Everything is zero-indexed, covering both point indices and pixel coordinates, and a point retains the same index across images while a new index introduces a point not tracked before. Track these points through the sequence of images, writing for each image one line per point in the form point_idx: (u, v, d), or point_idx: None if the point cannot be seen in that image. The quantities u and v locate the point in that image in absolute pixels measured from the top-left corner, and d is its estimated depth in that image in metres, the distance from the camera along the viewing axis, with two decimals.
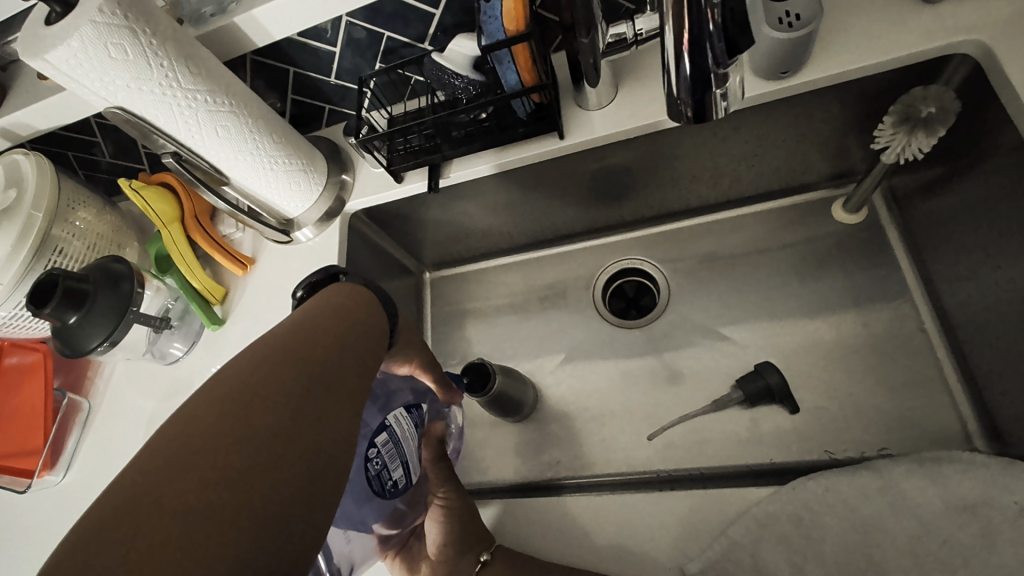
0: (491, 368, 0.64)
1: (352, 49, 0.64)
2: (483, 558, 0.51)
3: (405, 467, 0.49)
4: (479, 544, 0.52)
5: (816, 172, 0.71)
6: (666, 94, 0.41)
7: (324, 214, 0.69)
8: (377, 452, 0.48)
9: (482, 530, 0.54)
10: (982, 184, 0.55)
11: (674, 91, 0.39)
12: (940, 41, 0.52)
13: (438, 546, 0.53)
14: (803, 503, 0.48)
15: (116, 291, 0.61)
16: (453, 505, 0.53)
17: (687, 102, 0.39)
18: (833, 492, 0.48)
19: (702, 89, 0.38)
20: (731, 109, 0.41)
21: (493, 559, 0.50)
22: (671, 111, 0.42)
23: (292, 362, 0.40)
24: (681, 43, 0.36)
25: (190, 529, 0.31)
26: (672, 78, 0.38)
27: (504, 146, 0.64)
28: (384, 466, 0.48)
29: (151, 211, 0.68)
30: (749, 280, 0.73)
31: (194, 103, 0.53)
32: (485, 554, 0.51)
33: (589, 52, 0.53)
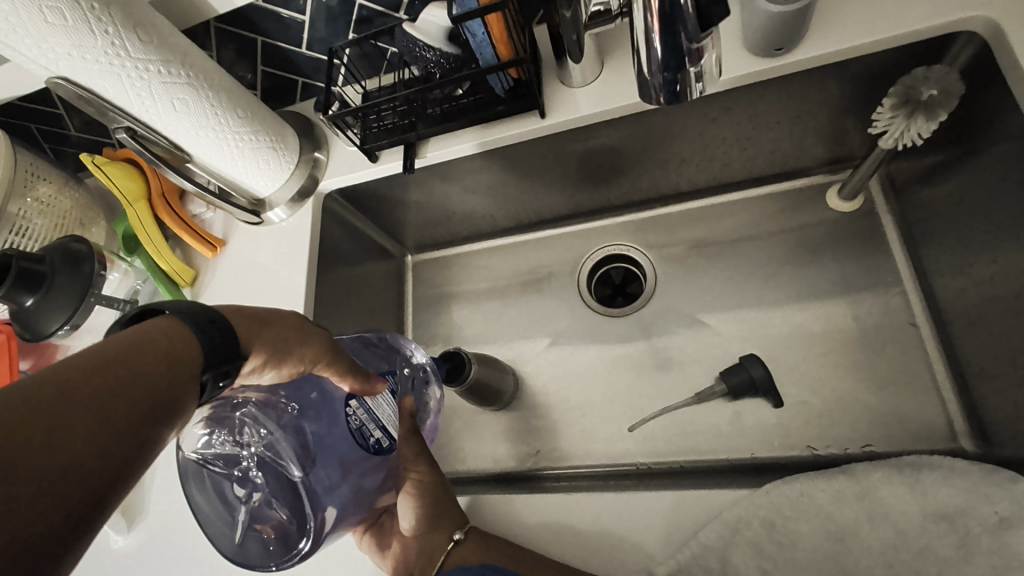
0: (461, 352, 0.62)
1: (322, 18, 0.61)
2: (456, 536, 0.48)
3: (385, 429, 0.48)
4: (456, 521, 0.50)
5: (811, 155, 0.68)
6: (639, 77, 0.38)
7: (297, 192, 0.66)
8: (356, 410, 0.47)
9: (455, 507, 0.50)
10: (983, 175, 0.52)
11: (646, 74, 0.37)
12: (944, 18, 0.48)
13: (413, 523, 0.49)
14: (776, 507, 0.46)
15: (75, 271, 0.58)
16: (429, 476, 0.49)
17: (659, 87, 0.37)
18: (807, 497, 0.46)
19: (678, 69, 0.35)
20: (707, 90, 0.39)
21: (466, 536, 0.49)
22: (642, 92, 0.39)
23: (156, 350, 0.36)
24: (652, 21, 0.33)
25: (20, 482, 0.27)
26: (643, 60, 0.36)
27: (488, 124, 0.61)
28: (364, 421, 0.47)
29: (114, 188, 0.66)
30: (739, 268, 0.71)
31: (146, 74, 0.49)
32: (458, 532, 0.49)
33: (572, 26, 0.50)
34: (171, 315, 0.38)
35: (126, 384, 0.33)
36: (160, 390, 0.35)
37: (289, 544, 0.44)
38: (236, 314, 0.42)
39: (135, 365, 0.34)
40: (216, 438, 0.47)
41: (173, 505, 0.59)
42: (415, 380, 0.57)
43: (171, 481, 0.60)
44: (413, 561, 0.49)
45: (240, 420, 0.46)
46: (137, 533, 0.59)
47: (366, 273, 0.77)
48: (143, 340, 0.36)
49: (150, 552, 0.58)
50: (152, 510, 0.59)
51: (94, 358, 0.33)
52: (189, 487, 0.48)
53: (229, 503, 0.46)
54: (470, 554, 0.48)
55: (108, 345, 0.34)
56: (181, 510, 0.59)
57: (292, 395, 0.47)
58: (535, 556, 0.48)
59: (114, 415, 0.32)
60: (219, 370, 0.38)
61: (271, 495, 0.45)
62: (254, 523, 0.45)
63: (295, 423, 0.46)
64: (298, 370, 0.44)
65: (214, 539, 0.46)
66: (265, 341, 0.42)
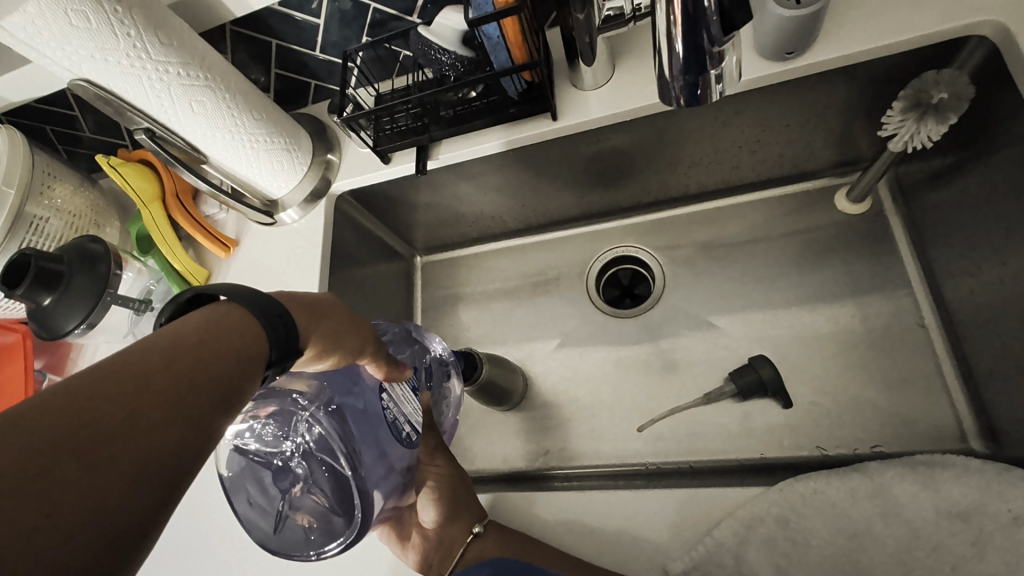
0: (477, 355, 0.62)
1: (336, 22, 0.61)
2: (476, 530, 0.51)
3: (413, 422, 0.47)
4: (475, 516, 0.52)
5: (819, 158, 0.68)
6: (658, 77, 0.39)
7: (309, 194, 0.67)
8: (389, 402, 0.45)
9: (473, 501, 0.53)
10: (993, 177, 0.52)
11: (666, 72, 0.37)
12: (953, 23, 0.49)
13: (434, 516, 0.52)
14: (791, 506, 0.47)
15: (93, 272, 0.59)
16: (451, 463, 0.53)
17: (680, 89, 0.38)
18: (821, 495, 0.47)
19: (698, 71, 0.36)
20: (726, 93, 0.39)
21: (484, 528, 0.51)
22: (662, 93, 0.40)
23: (223, 336, 0.33)
24: (675, 27, 0.34)
25: (85, 474, 0.24)
26: (664, 60, 0.36)
27: (513, 123, 0.61)
28: (397, 415, 0.45)
29: (130, 188, 0.66)
30: (747, 268, 0.71)
31: (165, 76, 0.50)
32: (478, 526, 0.51)
33: (585, 30, 0.50)
34: (236, 302, 0.36)
35: (192, 371, 0.30)
36: (231, 377, 0.32)
37: (335, 535, 0.41)
38: (295, 304, 0.40)
39: (208, 354, 0.32)
40: (259, 426, 0.44)
41: (189, 503, 0.60)
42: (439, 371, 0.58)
43: None
44: (433, 554, 0.51)
45: (285, 410, 0.44)
46: None
47: (376, 275, 0.78)
48: (211, 327, 0.33)
49: (164, 547, 0.58)
50: None
51: (168, 343, 0.31)
52: (223, 479, 0.44)
53: (267, 494, 0.43)
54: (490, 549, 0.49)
55: (184, 331, 0.32)
56: (195, 509, 0.59)
57: (334, 386, 0.45)
58: (554, 550, 0.48)
59: (178, 402, 0.29)
60: (281, 365, 0.36)
61: (315, 485, 0.42)
62: (295, 514, 0.42)
63: (339, 413, 0.43)
64: (343, 358, 0.43)
65: (249, 529, 0.43)
66: (321, 333, 0.41)
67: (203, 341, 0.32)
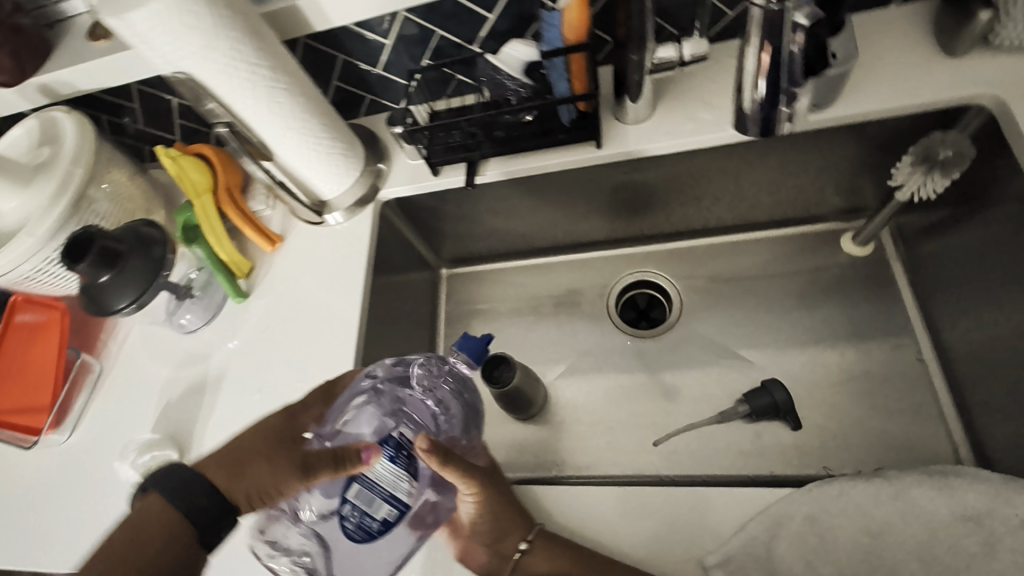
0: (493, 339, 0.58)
1: (402, 44, 0.67)
2: (523, 547, 0.52)
3: (392, 501, 0.47)
4: (522, 527, 0.53)
5: (828, 204, 0.75)
6: (735, 111, 0.46)
7: (358, 200, 0.71)
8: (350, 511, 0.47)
9: (516, 514, 0.54)
10: (990, 228, 0.59)
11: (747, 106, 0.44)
12: (958, 91, 0.56)
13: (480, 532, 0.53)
14: (819, 508, 0.50)
15: (149, 254, 0.62)
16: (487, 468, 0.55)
17: (754, 118, 0.44)
18: (846, 497, 0.50)
19: (773, 104, 0.43)
20: (793, 130, 0.46)
21: (533, 539, 0.53)
22: (738, 124, 0.46)
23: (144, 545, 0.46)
24: (761, 66, 0.41)
25: None
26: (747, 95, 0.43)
27: (558, 147, 0.66)
28: (359, 514, 0.46)
29: (186, 179, 0.70)
30: (758, 299, 0.77)
31: (255, 77, 0.54)
32: (525, 543, 0.52)
33: (636, 68, 0.57)
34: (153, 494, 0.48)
35: None
36: (179, 560, 0.46)
37: None
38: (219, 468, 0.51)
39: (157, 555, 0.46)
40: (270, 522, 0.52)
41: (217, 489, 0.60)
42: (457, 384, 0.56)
43: None
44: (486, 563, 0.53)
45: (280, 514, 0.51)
46: None
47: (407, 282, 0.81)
48: (139, 528, 0.47)
49: None
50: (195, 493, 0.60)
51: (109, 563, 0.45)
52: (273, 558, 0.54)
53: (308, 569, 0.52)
54: (542, 561, 0.51)
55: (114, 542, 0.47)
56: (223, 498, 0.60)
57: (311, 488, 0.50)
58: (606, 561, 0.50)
59: None
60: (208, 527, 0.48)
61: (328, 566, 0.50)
62: None
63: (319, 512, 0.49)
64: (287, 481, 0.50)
65: None
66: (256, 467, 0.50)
67: (127, 550, 0.46)
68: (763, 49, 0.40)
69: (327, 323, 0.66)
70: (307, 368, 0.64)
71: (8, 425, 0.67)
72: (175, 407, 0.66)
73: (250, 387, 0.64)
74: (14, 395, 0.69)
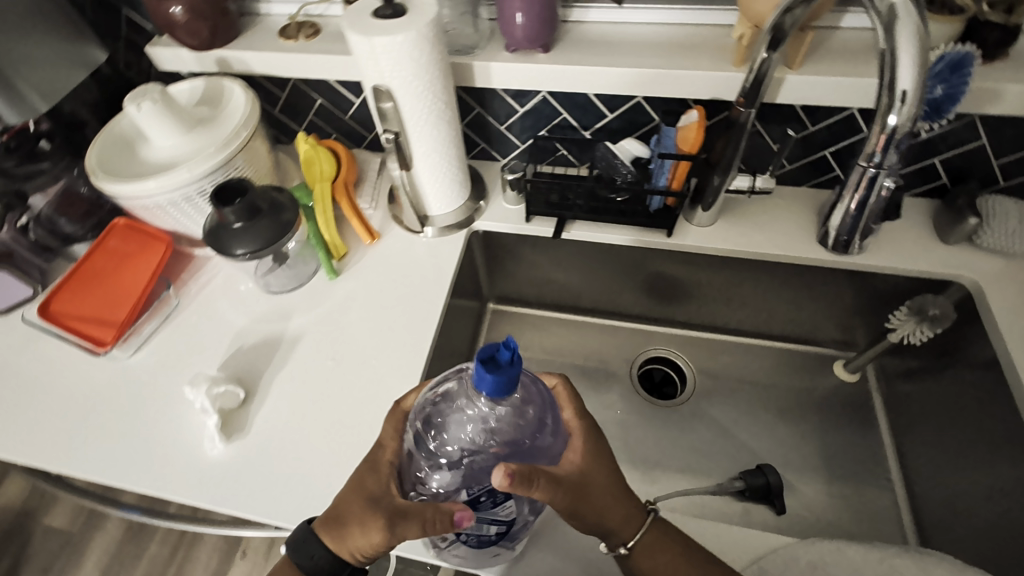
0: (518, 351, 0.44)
1: (531, 115, 0.81)
2: (621, 549, 0.56)
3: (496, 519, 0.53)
4: (629, 530, 0.55)
5: (828, 332, 0.90)
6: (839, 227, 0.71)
7: (455, 223, 0.82)
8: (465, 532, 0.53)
9: (624, 518, 0.55)
10: (958, 379, 0.75)
11: (836, 228, 0.72)
12: (949, 270, 0.73)
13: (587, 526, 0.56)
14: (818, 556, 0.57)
15: (278, 216, 0.70)
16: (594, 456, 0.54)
17: (835, 237, 0.73)
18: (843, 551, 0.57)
19: (846, 237, 0.72)
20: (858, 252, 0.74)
21: (635, 545, 0.55)
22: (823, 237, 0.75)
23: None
24: (854, 202, 0.66)
25: None
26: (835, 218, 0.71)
27: (635, 227, 0.80)
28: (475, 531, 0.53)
29: (316, 165, 0.78)
30: (760, 397, 0.92)
31: (433, 107, 0.67)
32: (623, 547, 0.55)
33: (717, 185, 0.73)
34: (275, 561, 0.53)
35: None
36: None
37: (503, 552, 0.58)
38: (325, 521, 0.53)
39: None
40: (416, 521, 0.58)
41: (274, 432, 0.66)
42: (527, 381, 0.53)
43: (280, 412, 0.68)
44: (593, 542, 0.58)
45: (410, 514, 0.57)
46: (236, 445, 0.66)
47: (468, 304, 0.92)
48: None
49: (241, 467, 0.64)
50: (255, 431, 0.67)
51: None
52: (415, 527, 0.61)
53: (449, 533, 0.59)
54: (645, 564, 0.55)
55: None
56: (277, 440, 0.66)
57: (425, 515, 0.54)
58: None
59: None
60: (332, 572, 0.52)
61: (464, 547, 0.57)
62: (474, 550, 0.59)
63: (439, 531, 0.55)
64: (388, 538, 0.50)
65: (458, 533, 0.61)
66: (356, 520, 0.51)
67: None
68: (853, 193, 0.65)
69: (403, 315, 0.75)
70: (380, 349, 0.72)
71: (78, 331, 0.73)
72: (245, 353, 0.73)
73: (322, 352, 0.72)
74: (93, 304, 0.75)
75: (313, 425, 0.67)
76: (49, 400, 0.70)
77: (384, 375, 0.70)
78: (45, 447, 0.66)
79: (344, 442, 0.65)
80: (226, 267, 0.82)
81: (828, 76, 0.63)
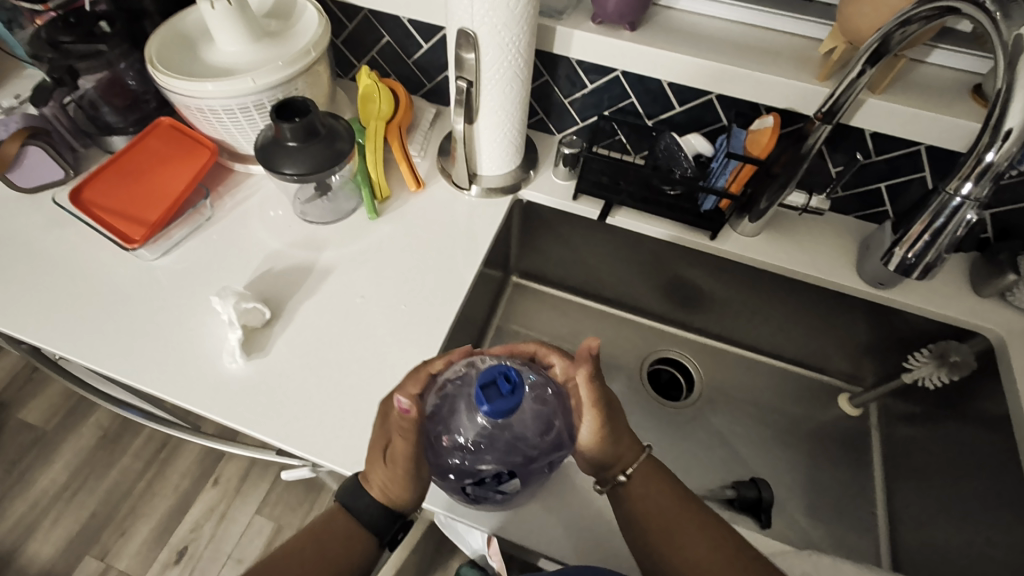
0: (521, 381, 0.45)
1: (597, 94, 0.80)
2: (621, 477, 0.56)
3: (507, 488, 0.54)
4: (628, 454, 0.57)
5: (840, 364, 0.92)
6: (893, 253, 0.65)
7: (503, 187, 0.82)
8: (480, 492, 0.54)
9: (625, 446, 0.57)
10: (961, 428, 0.76)
11: (905, 250, 0.63)
12: (976, 321, 0.74)
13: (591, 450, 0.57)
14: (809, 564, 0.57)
15: (332, 145, 0.68)
16: (604, 421, 0.55)
17: (900, 259, 0.63)
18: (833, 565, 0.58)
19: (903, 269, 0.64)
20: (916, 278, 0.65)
21: (634, 473, 0.57)
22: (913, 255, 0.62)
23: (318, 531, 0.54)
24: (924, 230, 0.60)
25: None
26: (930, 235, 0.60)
27: (681, 225, 0.80)
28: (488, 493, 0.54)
29: (376, 102, 0.77)
30: (760, 414, 0.94)
31: (514, 63, 0.66)
32: (624, 475, 0.57)
33: (771, 198, 0.72)
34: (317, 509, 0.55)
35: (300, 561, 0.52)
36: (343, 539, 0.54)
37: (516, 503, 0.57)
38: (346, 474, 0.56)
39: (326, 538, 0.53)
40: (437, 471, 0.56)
41: (293, 359, 0.66)
42: (538, 392, 0.52)
43: (301, 340, 0.67)
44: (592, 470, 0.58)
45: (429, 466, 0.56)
46: (253, 364, 0.65)
47: (495, 271, 0.91)
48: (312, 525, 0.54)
49: (256, 386, 0.63)
50: (273, 353, 0.66)
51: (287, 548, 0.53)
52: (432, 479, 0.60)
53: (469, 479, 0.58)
54: (647, 491, 0.56)
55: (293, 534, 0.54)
56: (294, 365, 0.65)
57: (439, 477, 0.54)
58: (687, 532, 0.53)
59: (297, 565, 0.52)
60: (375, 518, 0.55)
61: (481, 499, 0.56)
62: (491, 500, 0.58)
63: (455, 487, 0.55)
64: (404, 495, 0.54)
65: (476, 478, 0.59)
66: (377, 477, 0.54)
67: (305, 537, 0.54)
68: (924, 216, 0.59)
69: (436, 266, 0.74)
70: (410, 296, 0.71)
71: (108, 223, 0.71)
72: (275, 276, 0.72)
73: (351, 289, 0.72)
74: (127, 200, 0.73)
75: (334, 358, 0.66)
76: (70, 289, 0.69)
77: (411, 322, 0.70)
78: (62, 332, 0.65)
79: (362, 379, 0.65)
80: (264, 189, 0.81)
81: (907, 107, 0.63)
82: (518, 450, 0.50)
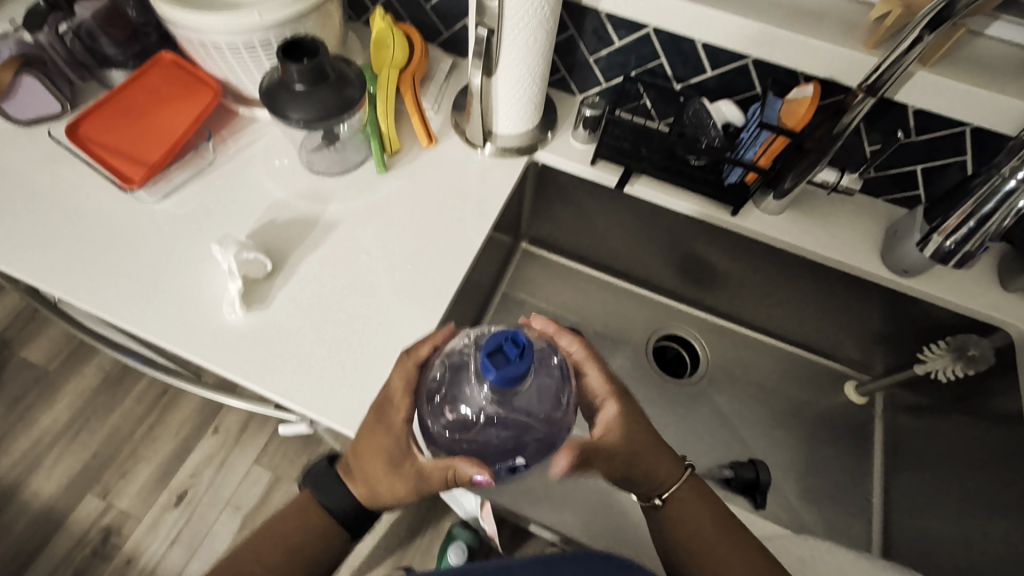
0: (529, 345, 0.43)
1: (625, 52, 0.75)
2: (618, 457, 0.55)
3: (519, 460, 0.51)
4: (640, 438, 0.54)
5: (851, 351, 0.90)
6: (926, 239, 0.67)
7: (519, 146, 0.78)
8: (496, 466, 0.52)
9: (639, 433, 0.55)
10: (969, 423, 0.75)
11: (944, 236, 0.65)
12: (999, 315, 0.72)
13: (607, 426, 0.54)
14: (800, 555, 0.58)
15: (342, 92, 0.64)
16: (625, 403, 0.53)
17: (940, 246, 0.66)
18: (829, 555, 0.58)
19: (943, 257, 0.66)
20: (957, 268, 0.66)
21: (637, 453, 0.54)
22: (953, 244, 0.64)
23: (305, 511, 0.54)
24: (965, 214, 0.62)
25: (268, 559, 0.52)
26: (966, 220, 0.62)
27: (702, 198, 0.77)
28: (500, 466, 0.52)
29: (390, 47, 0.73)
30: (764, 397, 0.92)
31: (539, 11, 0.61)
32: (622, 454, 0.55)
33: (800, 175, 0.68)
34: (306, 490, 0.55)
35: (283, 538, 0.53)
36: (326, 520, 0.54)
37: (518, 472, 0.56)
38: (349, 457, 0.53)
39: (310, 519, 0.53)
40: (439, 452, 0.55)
41: (294, 312, 0.64)
42: (542, 367, 0.50)
43: (303, 295, 0.65)
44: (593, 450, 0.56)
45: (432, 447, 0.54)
46: (253, 317, 0.63)
47: (505, 236, 0.89)
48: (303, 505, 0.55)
49: (255, 338, 0.62)
50: (274, 306, 0.64)
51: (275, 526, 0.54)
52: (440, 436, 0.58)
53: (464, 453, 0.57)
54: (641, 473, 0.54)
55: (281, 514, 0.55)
56: (295, 320, 0.63)
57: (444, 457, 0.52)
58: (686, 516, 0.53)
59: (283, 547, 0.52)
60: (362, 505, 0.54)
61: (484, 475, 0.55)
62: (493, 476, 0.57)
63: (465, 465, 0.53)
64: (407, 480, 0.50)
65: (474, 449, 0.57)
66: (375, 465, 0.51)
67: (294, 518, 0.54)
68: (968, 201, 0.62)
69: (445, 224, 0.72)
70: (417, 256, 0.69)
71: (106, 162, 0.68)
72: (277, 227, 0.69)
73: (356, 243, 0.69)
74: (127, 139, 0.70)
75: (335, 314, 0.64)
76: (65, 228, 0.66)
77: (417, 282, 0.67)
78: (56, 270, 0.64)
79: (364, 337, 0.63)
80: (269, 135, 0.77)
81: (959, 83, 0.59)
82: (525, 426, 0.49)
